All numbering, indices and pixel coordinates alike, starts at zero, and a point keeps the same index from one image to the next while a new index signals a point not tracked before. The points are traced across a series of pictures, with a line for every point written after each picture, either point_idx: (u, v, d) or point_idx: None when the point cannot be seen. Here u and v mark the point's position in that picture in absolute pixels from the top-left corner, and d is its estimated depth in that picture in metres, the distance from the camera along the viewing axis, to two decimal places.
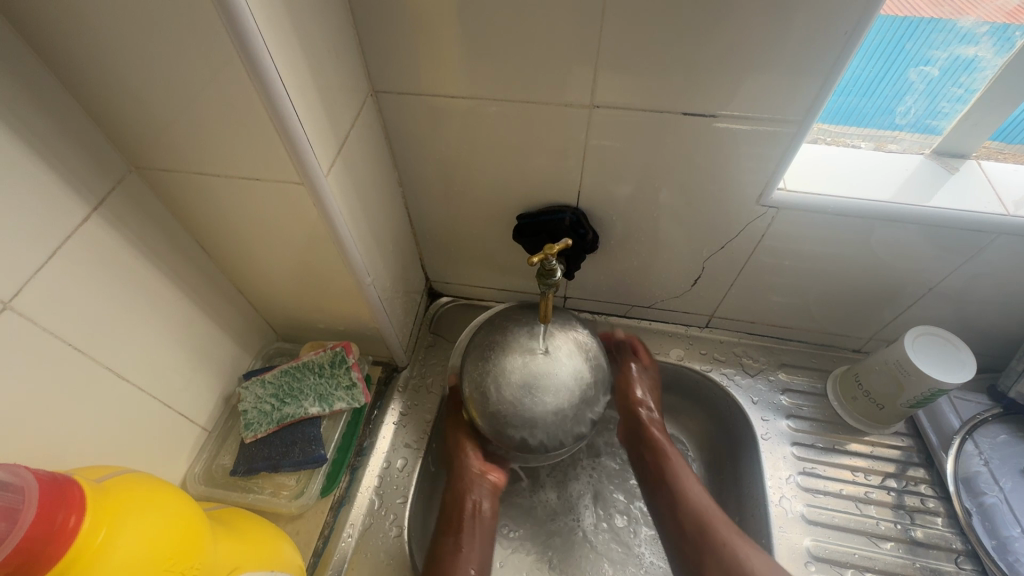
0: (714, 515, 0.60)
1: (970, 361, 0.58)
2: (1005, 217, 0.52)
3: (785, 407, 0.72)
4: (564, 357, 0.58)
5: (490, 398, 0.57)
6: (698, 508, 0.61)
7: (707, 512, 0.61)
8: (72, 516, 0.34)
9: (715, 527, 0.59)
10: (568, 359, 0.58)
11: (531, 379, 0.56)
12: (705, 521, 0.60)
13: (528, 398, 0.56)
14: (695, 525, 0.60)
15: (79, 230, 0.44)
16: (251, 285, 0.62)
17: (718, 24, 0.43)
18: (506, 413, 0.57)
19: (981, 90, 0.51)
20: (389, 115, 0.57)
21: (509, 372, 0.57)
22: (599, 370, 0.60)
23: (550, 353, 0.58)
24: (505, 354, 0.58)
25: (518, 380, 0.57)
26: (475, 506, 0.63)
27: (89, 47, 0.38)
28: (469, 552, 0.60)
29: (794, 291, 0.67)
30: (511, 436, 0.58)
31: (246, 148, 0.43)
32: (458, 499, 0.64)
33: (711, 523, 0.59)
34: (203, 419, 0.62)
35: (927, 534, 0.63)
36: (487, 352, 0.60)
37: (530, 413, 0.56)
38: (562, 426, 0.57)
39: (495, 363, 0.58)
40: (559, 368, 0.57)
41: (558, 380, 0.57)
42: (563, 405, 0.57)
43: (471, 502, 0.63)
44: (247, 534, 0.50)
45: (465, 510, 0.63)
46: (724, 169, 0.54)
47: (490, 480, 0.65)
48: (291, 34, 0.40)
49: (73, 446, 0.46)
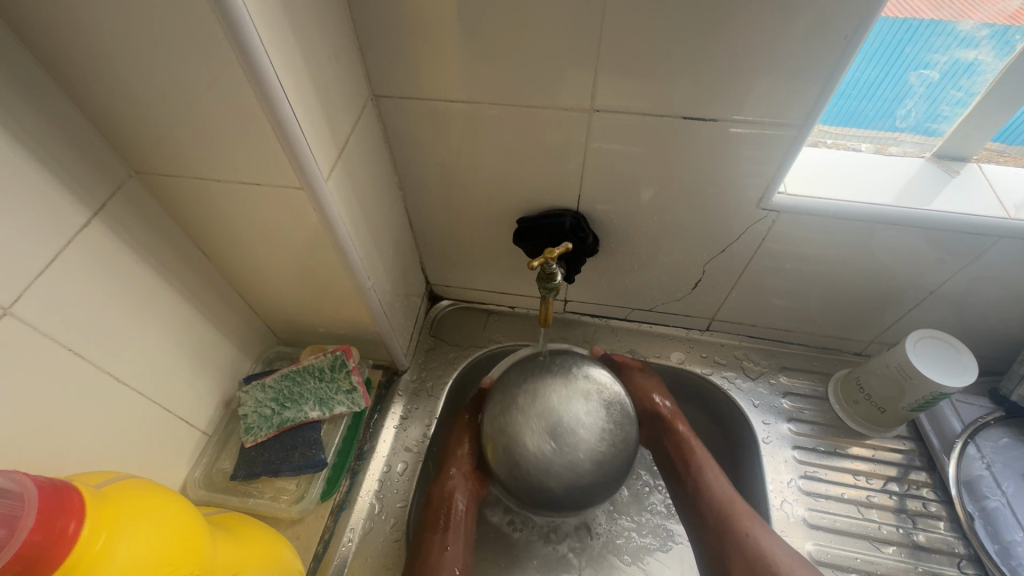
0: (734, 500, 0.63)
1: (972, 364, 0.58)
2: (1006, 221, 0.52)
3: (786, 411, 0.72)
4: (582, 406, 0.58)
5: (517, 450, 0.57)
6: (719, 496, 0.64)
7: (725, 493, 0.64)
8: (71, 522, 0.34)
9: (733, 507, 0.62)
10: (591, 410, 0.58)
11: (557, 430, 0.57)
12: (728, 502, 0.63)
13: (552, 450, 0.56)
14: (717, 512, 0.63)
15: (79, 235, 0.44)
16: (251, 290, 0.62)
17: (717, 27, 0.43)
18: (526, 465, 0.57)
19: (981, 93, 0.51)
20: (389, 119, 0.57)
21: (533, 425, 0.57)
22: (623, 419, 0.60)
23: (574, 405, 0.58)
24: (528, 405, 0.58)
25: (544, 433, 0.57)
26: (455, 506, 0.64)
27: (89, 52, 0.38)
28: (452, 552, 0.61)
29: (795, 294, 0.67)
30: (533, 486, 0.58)
31: (246, 153, 0.44)
32: (445, 499, 0.64)
33: (728, 501, 0.63)
34: (204, 423, 0.62)
35: (929, 538, 0.63)
36: (510, 402, 0.59)
37: (559, 464, 0.56)
38: (591, 479, 0.58)
39: (520, 415, 0.58)
40: (583, 421, 0.57)
41: (583, 432, 0.57)
42: (589, 459, 0.57)
43: (453, 502, 0.64)
44: (247, 539, 0.50)
45: (449, 507, 0.64)
46: (724, 172, 0.54)
47: (476, 483, 0.66)
48: (290, 38, 0.40)
49: (72, 451, 0.46)
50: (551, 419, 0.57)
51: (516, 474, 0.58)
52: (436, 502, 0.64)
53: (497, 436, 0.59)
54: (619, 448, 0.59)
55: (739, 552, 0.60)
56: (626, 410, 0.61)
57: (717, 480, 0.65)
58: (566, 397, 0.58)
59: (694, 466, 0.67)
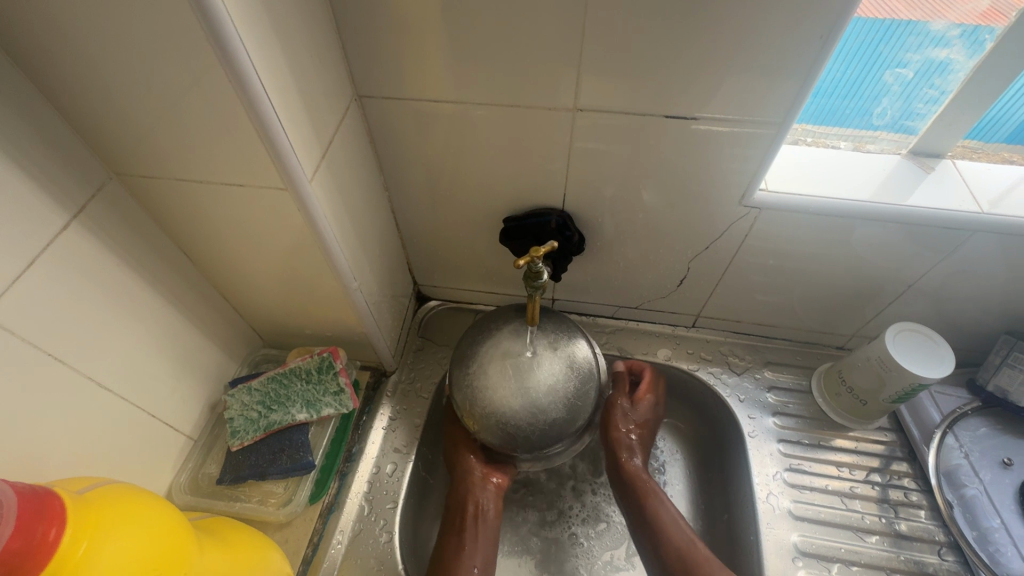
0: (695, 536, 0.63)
1: (950, 356, 0.59)
2: (980, 215, 0.54)
3: (771, 405, 0.73)
4: (543, 352, 0.60)
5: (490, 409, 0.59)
6: (679, 531, 0.63)
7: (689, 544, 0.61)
8: (52, 528, 0.33)
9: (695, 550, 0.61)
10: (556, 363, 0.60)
11: (510, 370, 0.59)
12: (691, 555, 0.60)
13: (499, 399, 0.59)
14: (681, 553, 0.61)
15: (58, 238, 0.43)
16: (235, 292, 0.62)
17: (696, 27, 0.44)
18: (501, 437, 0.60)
19: (953, 91, 0.52)
20: (373, 119, 0.57)
21: (499, 368, 0.59)
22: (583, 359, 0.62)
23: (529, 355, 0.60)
24: (510, 340, 0.61)
25: (509, 375, 0.59)
26: (479, 508, 0.64)
27: (65, 53, 0.37)
28: (472, 553, 0.61)
29: (779, 289, 0.68)
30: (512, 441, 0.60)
31: (227, 153, 0.43)
32: (460, 504, 0.64)
33: (692, 550, 0.61)
34: (189, 427, 0.61)
35: (911, 527, 0.64)
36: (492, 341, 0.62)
37: (524, 405, 0.58)
38: (559, 420, 0.59)
39: (489, 360, 0.60)
40: (549, 369, 0.59)
41: (548, 377, 0.59)
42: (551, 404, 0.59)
43: (477, 503, 0.64)
44: (233, 542, 0.50)
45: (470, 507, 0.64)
46: (707, 170, 0.55)
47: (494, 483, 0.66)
48: (273, 41, 0.40)
49: (52, 457, 0.45)
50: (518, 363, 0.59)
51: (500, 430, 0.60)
52: (455, 506, 0.64)
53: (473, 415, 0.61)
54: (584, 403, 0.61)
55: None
56: (590, 367, 0.62)
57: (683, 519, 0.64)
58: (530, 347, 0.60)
59: (654, 501, 0.65)
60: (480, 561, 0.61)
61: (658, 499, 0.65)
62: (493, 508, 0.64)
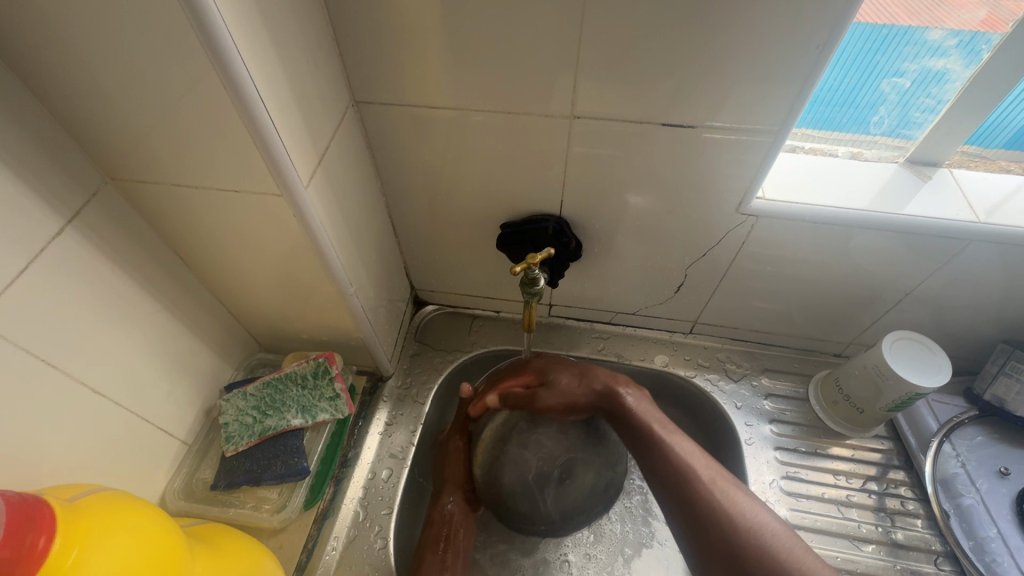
0: (694, 462, 0.56)
1: (946, 365, 0.59)
2: (977, 224, 0.54)
3: (769, 412, 0.73)
4: (552, 439, 0.68)
5: (511, 488, 0.68)
6: (675, 464, 0.56)
7: (682, 458, 0.56)
8: (41, 537, 0.33)
9: (694, 474, 0.55)
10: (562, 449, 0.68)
11: (535, 460, 0.67)
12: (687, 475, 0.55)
13: (529, 486, 0.67)
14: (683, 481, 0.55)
15: (53, 243, 0.43)
16: (230, 296, 0.62)
17: (692, 35, 0.44)
18: (528, 517, 0.67)
19: (951, 100, 0.52)
20: (370, 125, 0.57)
21: (524, 459, 0.68)
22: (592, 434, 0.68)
23: (548, 449, 0.68)
24: (520, 425, 0.69)
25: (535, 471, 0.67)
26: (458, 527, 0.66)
27: (60, 58, 0.37)
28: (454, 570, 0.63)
29: (777, 296, 0.68)
30: (540, 516, 0.67)
31: (221, 159, 0.43)
32: (443, 515, 0.66)
33: (688, 466, 0.56)
34: (183, 432, 0.61)
35: (907, 536, 0.64)
36: (501, 432, 0.70)
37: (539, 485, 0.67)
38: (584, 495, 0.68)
39: (508, 453, 0.69)
40: (580, 473, 0.67)
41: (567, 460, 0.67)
42: (570, 492, 0.67)
43: (452, 522, 0.66)
44: (224, 549, 0.49)
45: (450, 528, 0.66)
46: (705, 176, 0.55)
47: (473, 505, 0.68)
48: (269, 46, 0.40)
49: (46, 462, 0.45)
50: (546, 462, 0.67)
51: (529, 498, 0.67)
52: (436, 523, 0.65)
53: (492, 488, 0.68)
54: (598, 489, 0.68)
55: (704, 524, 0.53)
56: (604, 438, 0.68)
57: (677, 445, 0.57)
58: (542, 437, 0.68)
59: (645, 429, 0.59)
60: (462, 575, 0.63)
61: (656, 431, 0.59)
62: (468, 531, 0.67)
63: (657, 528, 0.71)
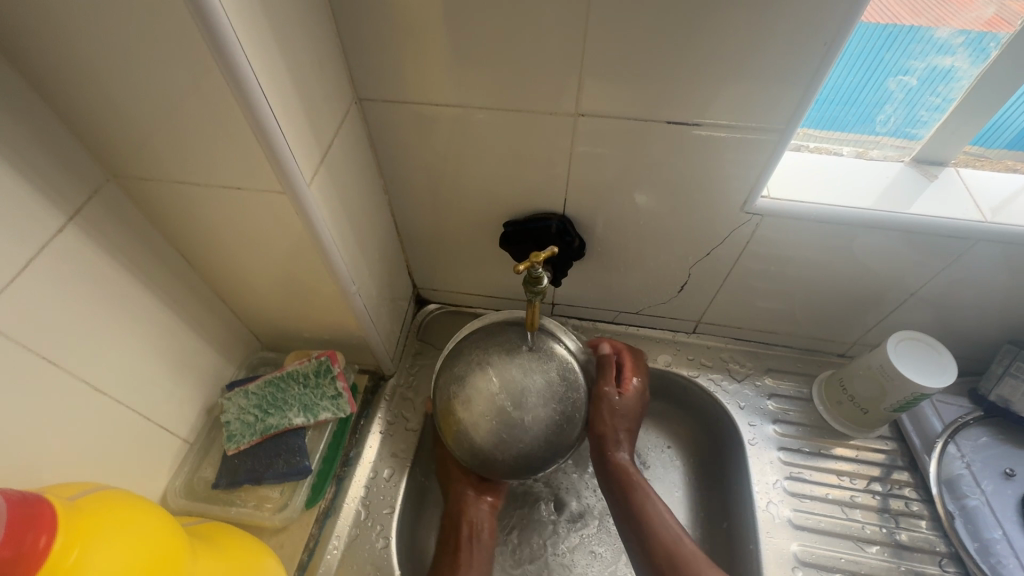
0: (670, 524, 0.62)
1: (952, 366, 0.59)
2: (984, 224, 0.53)
3: (772, 412, 0.73)
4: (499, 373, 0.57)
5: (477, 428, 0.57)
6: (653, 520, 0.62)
7: (676, 529, 0.61)
8: (42, 536, 0.33)
9: (683, 548, 0.60)
10: (524, 380, 0.56)
11: (488, 401, 0.56)
12: (664, 540, 0.60)
13: (498, 428, 0.56)
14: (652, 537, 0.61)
15: (55, 240, 0.43)
16: (232, 294, 0.62)
17: (698, 33, 0.43)
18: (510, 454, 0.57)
19: (958, 98, 0.52)
20: (373, 122, 0.56)
21: (478, 402, 0.56)
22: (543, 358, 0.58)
23: (498, 380, 0.56)
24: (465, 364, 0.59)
25: (489, 411, 0.56)
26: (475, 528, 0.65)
27: (62, 53, 0.37)
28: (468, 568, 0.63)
29: (781, 295, 0.68)
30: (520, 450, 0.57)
31: (224, 156, 0.43)
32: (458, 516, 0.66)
33: (678, 538, 0.60)
34: (185, 431, 0.61)
35: (911, 537, 0.64)
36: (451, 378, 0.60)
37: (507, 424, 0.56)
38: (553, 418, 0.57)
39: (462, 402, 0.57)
40: (532, 393, 0.56)
41: (527, 393, 0.56)
42: (551, 424, 0.57)
43: (473, 519, 0.66)
44: (226, 548, 0.49)
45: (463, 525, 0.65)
46: (709, 175, 0.54)
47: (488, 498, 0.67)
48: (272, 43, 0.39)
49: (47, 461, 0.45)
50: (502, 394, 0.56)
51: (505, 441, 0.56)
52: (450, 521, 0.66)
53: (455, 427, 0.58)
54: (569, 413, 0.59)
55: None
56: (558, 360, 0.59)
57: (650, 507, 0.63)
58: (480, 379, 0.57)
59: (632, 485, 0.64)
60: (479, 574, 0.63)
61: (642, 490, 0.64)
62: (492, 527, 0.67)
63: None
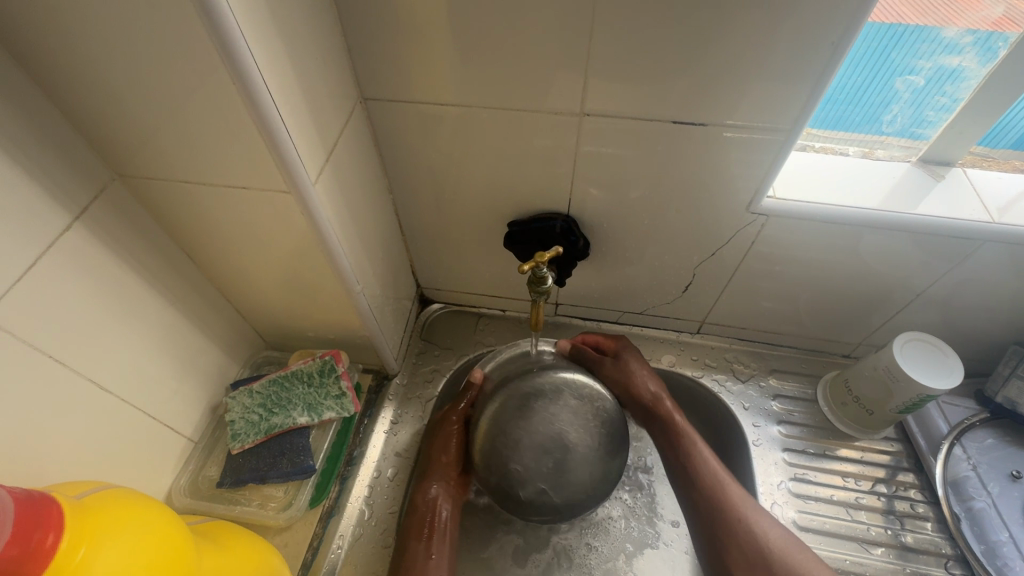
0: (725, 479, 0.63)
1: (958, 367, 0.58)
2: (992, 225, 0.53)
3: (776, 413, 0.72)
4: (552, 416, 0.60)
5: (520, 472, 0.59)
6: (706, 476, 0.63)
7: (717, 475, 0.63)
8: (49, 534, 0.33)
9: (727, 493, 0.62)
10: (570, 425, 0.60)
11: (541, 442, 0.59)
12: (721, 494, 0.62)
13: (543, 473, 0.59)
14: (702, 487, 0.63)
15: (60, 239, 0.43)
16: (237, 294, 0.62)
17: (704, 32, 0.43)
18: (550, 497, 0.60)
19: (966, 98, 0.52)
20: (378, 122, 0.56)
21: (528, 443, 0.59)
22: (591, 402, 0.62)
23: (547, 423, 0.59)
24: (514, 401, 0.62)
25: (540, 454, 0.59)
26: (440, 515, 0.64)
27: (68, 53, 0.37)
28: (439, 560, 0.60)
29: (786, 296, 0.68)
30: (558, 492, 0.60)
31: (230, 156, 0.43)
32: (427, 506, 0.63)
33: (721, 484, 0.62)
34: (189, 429, 0.61)
35: (917, 539, 0.64)
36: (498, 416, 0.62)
37: (552, 469, 0.59)
38: (596, 465, 0.60)
39: (510, 440, 0.60)
40: (579, 436, 0.60)
41: (575, 440, 0.59)
42: (598, 456, 0.61)
43: (436, 510, 0.64)
44: (231, 547, 0.49)
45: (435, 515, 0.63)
46: (715, 175, 0.54)
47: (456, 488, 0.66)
48: (277, 41, 0.39)
49: (52, 459, 0.45)
50: (550, 437, 0.59)
51: (547, 486, 0.59)
52: (420, 509, 0.63)
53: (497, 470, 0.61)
54: (612, 452, 0.62)
55: (731, 533, 0.60)
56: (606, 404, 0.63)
57: (706, 458, 0.64)
58: (535, 417, 0.60)
59: (679, 439, 0.66)
60: (446, 568, 0.60)
61: (691, 441, 0.66)
62: (453, 517, 0.65)
63: (662, 527, 0.70)
